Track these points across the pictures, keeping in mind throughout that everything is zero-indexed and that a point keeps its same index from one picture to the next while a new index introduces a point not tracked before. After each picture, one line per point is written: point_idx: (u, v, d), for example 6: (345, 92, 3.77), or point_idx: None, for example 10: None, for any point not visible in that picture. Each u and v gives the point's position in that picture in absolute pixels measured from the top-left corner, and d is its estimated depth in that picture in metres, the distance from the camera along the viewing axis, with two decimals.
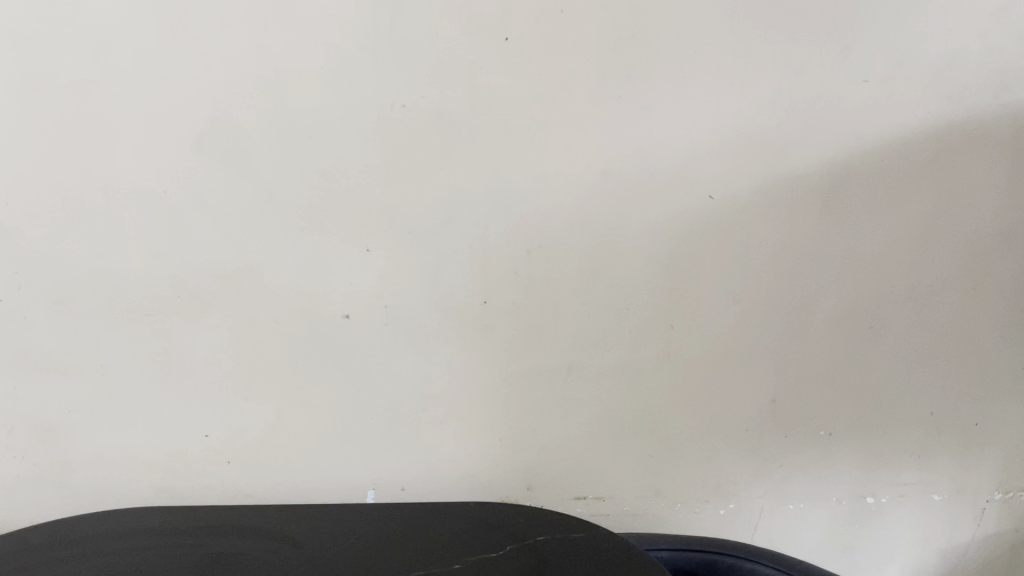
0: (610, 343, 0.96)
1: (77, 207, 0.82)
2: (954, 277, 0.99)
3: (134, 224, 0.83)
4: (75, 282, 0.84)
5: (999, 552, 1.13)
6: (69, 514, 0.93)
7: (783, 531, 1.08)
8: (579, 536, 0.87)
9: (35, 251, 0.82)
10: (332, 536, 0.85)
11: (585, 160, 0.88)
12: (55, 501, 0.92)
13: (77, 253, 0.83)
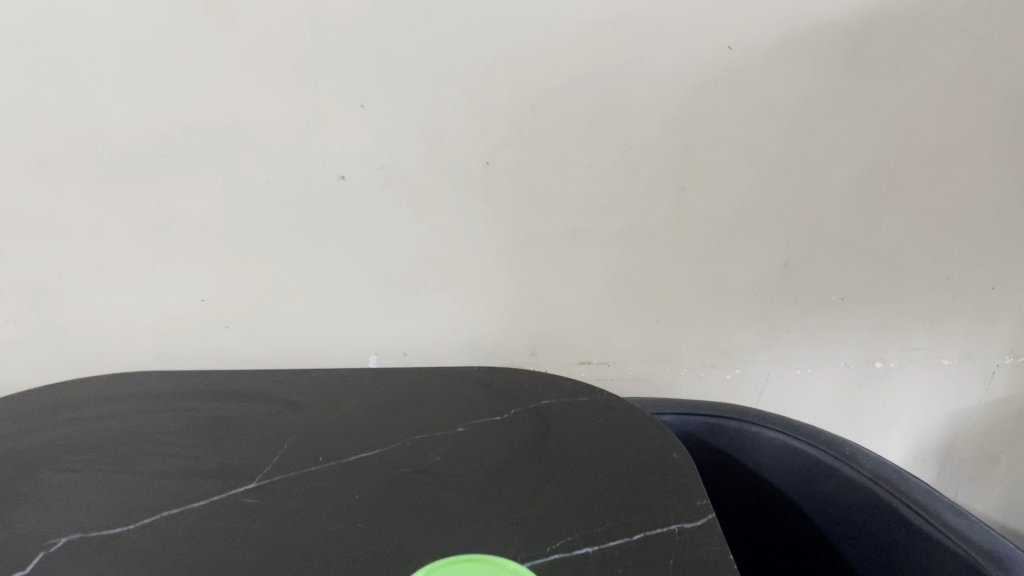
0: (618, 206, 0.93)
1: (48, 58, 0.76)
2: (984, 136, 0.94)
3: (111, 79, 0.78)
4: (53, 141, 0.80)
5: (1007, 415, 1.13)
6: (71, 374, 0.94)
7: (787, 394, 1.08)
8: (583, 400, 0.86)
9: (9, 106, 0.78)
10: (335, 399, 0.85)
11: (595, 9, 0.81)
12: (55, 362, 0.92)
13: (53, 110, 0.78)
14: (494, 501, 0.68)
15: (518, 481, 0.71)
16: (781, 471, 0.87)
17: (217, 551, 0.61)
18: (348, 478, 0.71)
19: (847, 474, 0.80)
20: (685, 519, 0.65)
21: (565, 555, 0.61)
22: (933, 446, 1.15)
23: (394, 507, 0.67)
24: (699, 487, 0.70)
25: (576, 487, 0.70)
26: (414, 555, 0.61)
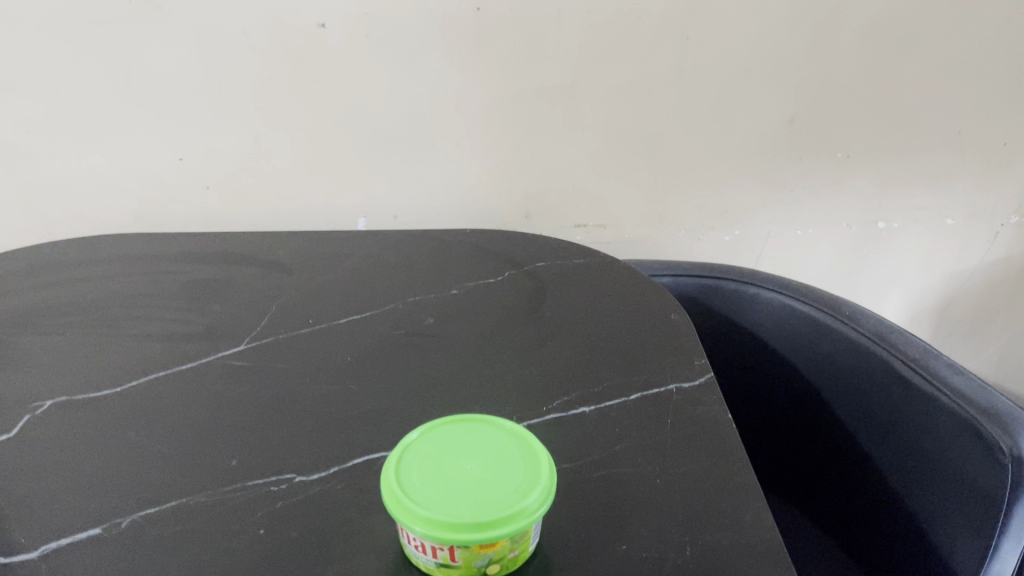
0: (616, 58, 0.88)
1: None
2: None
3: None
4: None
5: (1007, 277, 1.12)
6: (47, 238, 0.90)
7: (786, 255, 1.06)
8: (579, 262, 0.84)
9: None
10: (324, 262, 0.83)
11: None
12: (30, 226, 0.89)
13: None
14: (489, 363, 0.67)
15: (513, 343, 0.70)
16: (779, 332, 0.86)
17: (208, 415, 0.61)
18: (340, 341, 0.70)
19: (845, 334, 0.79)
20: (684, 379, 0.64)
21: (561, 415, 0.61)
22: (929, 307, 1.14)
23: (387, 370, 0.66)
24: (697, 347, 0.68)
25: (572, 348, 0.69)
26: (408, 417, 0.61)
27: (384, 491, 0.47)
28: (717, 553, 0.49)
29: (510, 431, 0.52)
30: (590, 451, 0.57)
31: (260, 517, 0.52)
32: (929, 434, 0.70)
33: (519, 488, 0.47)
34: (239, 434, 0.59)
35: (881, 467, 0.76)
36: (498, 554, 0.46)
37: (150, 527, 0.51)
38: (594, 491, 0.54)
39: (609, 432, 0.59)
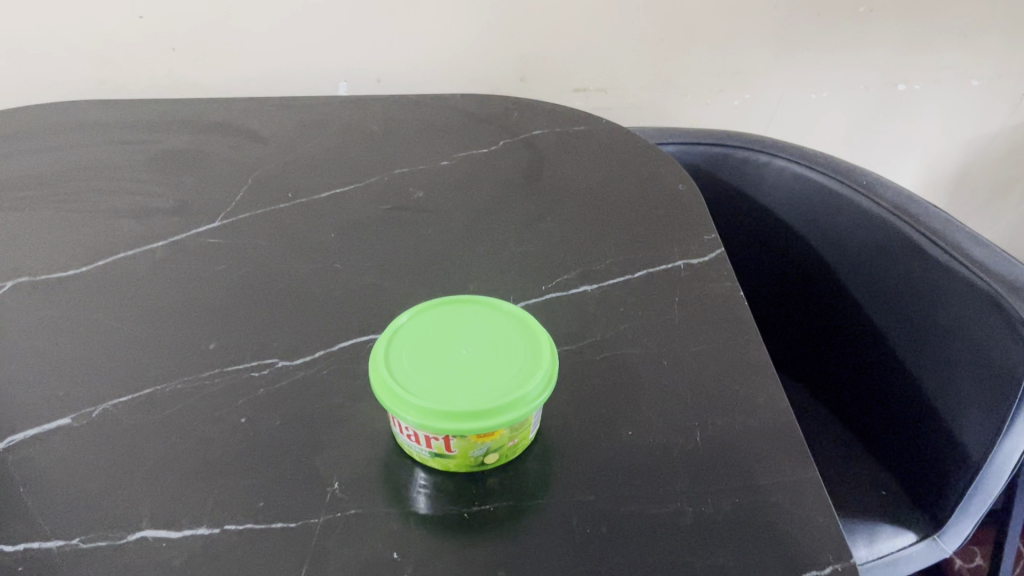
0: None
1: None
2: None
3: None
4: None
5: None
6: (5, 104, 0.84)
7: (796, 117, 1.00)
8: (580, 129, 0.78)
9: None
10: (303, 130, 0.77)
11: None
12: None
13: None
14: (483, 239, 0.63)
15: (509, 217, 0.65)
16: (791, 203, 0.81)
17: (183, 296, 0.57)
18: (322, 215, 0.65)
19: (863, 205, 0.74)
20: (693, 255, 0.60)
21: (562, 294, 0.57)
22: (943, 173, 1.09)
23: (373, 246, 0.62)
24: (707, 220, 0.64)
25: (572, 222, 0.64)
26: (398, 298, 0.57)
27: (373, 378, 0.43)
28: (727, 439, 0.46)
29: (509, 311, 0.48)
30: (592, 333, 0.53)
31: (241, 406, 0.49)
32: (948, 310, 0.67)
33: (519, 374, 0.43)
34: (216, 317, 0.55)
35: (896, 342, 0.73)
36: (498, 443, 0.44)
37: (123, 417, 0.48)
38: (598, 375, 0.51)
39: (613, 312, 0.55)
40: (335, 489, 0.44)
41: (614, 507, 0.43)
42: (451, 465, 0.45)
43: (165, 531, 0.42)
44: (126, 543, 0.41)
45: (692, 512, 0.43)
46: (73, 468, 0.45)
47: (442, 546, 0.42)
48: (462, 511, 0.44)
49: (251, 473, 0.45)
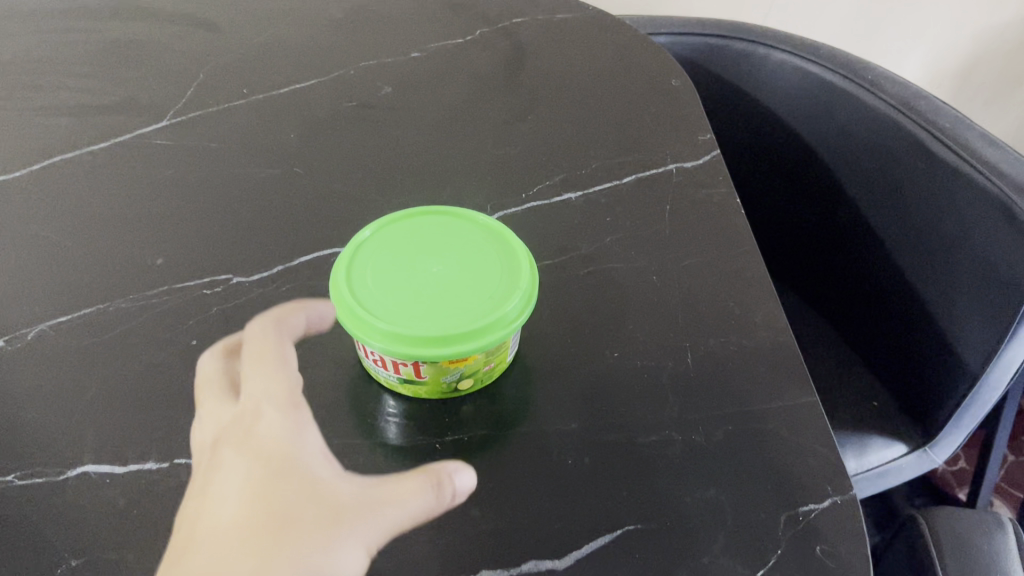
0: None
1: None
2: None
3: None
4: None
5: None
6: None
7: (796, 4, 0.93)
8: (565, 16, 0.71)
9: None
10: (260, 17, 0.70)
11: None
12: None
13: None
14: (458, 141, 0.57)
15: (487, 116, 0.59)
16: (789, 100, 0.75)
17: (128, 204, 0.52)
18: (282, 113, 0.59)
19: (867, 102, 0.69)
20: (685, 158, 0.55)
21: (544, 203, 0.52)
22: (950, 62, 1.02)
23: (337, 149, 0.56)
24: (702, 118, 0.58)
25: (555, 122, 0.59)
26: (364, 208, 0.52)
27: (333, 296, 0.39)
28: (721, 363, 0.43)
29: (486, 224, 0.43)
30: (575, 246, 0.49)
31: (193, 326, 0.45)
32: (955, 216, 0.62)
33: (494, 294, 0.39)
34: (165, 228, 0.50)
35: (895, 249, 0.69)
36: (472, 370, 0.40)
37: (62, 340, 0.44)
38: (581, 292, 0.47)
39: (599, 223, 0.51)
40: None
41: (597, 437, 0.40)
42: (420, 392, 0.41)
43: (108, 466, 0.38)
44: (65, 479, 0.38)
45: (682, 441, 0.40)
46: (7, 395, 0.41)
47: None
48: (434, 442, 0.40)
49: None
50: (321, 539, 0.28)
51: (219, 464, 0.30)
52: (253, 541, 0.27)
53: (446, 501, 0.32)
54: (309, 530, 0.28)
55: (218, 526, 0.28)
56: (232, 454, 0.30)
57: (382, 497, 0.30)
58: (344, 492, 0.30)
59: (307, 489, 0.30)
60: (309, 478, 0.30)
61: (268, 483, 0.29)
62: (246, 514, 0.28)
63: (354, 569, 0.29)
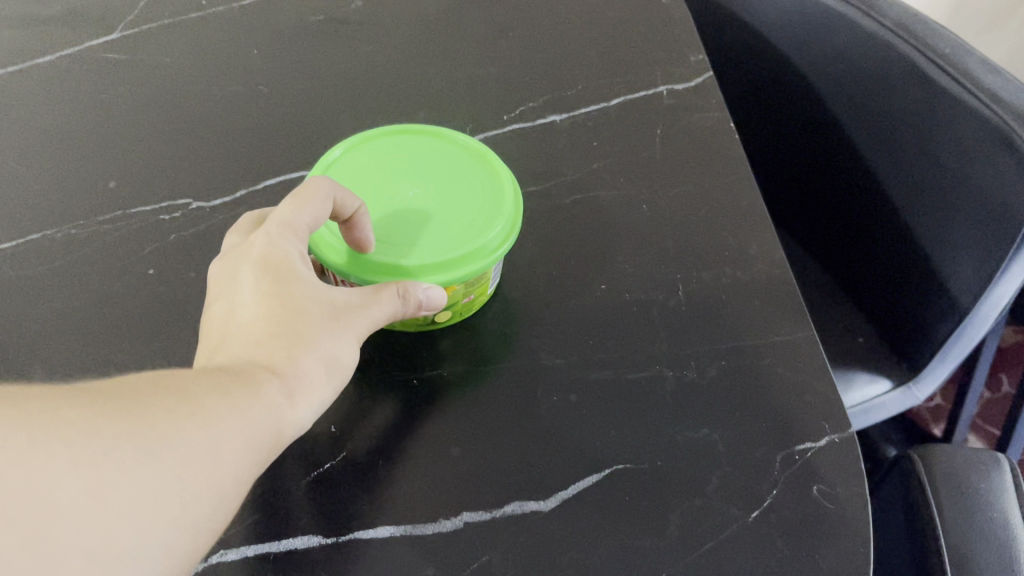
0: None
1: None
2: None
3: None
4: None
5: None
6: None
7: None
8: None
9: None
10: None
11: None
12: None
13: None
14: (434, 60, 0.54)
15: (465, 34, 0.55)
16: (778, 23, 0.71)
17: (78, 120, 0.48)
18: (243, 27, 0.55)
19: (860, 25, 0.64)
20: (677, 80, 0.51)
21: (527, 125, 0.49)
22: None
23: (304, 67, 0.52)
24: (695, 37, 0.54)
25: (539, 41, 0.55)
26: (334, 130, 0.48)
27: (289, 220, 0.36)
28: (715, 296, 0.41)
29: (460, 142, 0.40)
30: (561, 171, 0.46)
31: (150, 253, 0.41)
32: (951, 147, 0.60)
33: (474, 219, 0.37)
34: (118, 149, 0.46)
35: (886, 180, 0.67)
36: (451, 302, 0.37)
37: (7, 268, 0.40)
38: (567, 220, 0.44)
39: (586, 148, 0.48)
40: None
41: (584, 372, 0.38)
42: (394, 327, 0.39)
43: None
44: None
45: (674, 377, 0.37)
46: None
47: (387, 416, 0.36)
48: (409, 377, 0.38)
49: (162, 331, 0.38)
50: (328, 333, 0.31)
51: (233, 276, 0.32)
52: (277, 330, 0.30)
53: (412, 305, 0.34)
54: (318, 325, 0.31)
55: (243, 321, 0.31)
56: (247, 260, 0.32)
57: (368, 297, 0.33)
58: (340, 295, 0.32)
59: (312, 289, 0.32)
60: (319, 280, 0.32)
61: (282, 285, 0.31)
62: (267, 309, 0.31)
63: (355, 359, 0.32)
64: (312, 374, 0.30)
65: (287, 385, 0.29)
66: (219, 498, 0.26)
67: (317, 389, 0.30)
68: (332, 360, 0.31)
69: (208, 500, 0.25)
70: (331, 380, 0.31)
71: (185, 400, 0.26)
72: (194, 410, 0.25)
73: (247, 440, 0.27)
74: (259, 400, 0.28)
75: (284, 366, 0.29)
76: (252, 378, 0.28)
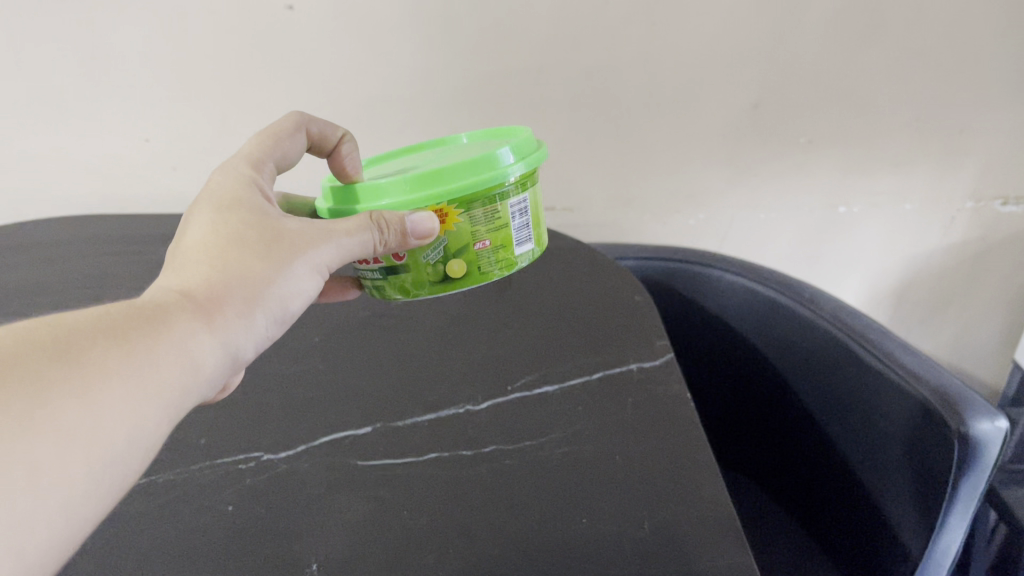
0: (583, 44, 0.88)
1: None
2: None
3: None
4: None
5: (978, 260, 1.06)
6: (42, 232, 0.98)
7: (743, 235, 1.06)
8: (545, 245, 0.87)
9: None
10: None
11: None
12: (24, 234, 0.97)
13: None
14: (453, 348, 0.70)
15: (475, 332, 0.72)
16: (744, 316, 0.87)
17: None
18: (309, 322, 0.75)
19: (808, 319, 0.79)
20: (644, 359, 0.65)
21: (526, 393, 0.62)
22: (887, 286, 1.11)
23: (355, 353, 0.70)
24: (660, 326, 0.69)
25: (539, 334, 0.70)
26: (373, 404, 0.62)
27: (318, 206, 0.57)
28: (676, 525, 0.49)
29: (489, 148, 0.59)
30: (553, 430, 0.58)
31: (230, 495, 0.54)
32: (888, 417, 0.71)
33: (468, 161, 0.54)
34: (214, 414, 0.62)
35: (843, 445, 0.78)
36: (461, 242, 0.54)
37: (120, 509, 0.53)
38: (558, 469, 0.54)
39: (572, 412, 0.60)
40: (313, 568, 0.48)
41: None
42: (428, 279, 0.56)
43: None
44: None
45: None
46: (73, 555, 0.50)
47: None
48: None
49: (235, 557, 0.49)
50: (254, 267, 0.46)
51: (200, 218, 0.49)
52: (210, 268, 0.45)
53: (391, 220, 0.51)
54: (244, 263, 0.46)
55: (192, 258, 0.46)
56: (213, 207, 0.50)
57: (298, 228, 0.50)
58: (280, 229, 0.49)
59: (251, 232, 0.48)
60: (259, 216, 0.49)
61: (227, 229, 0.47)
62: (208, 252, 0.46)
63: (278, 279, 0.47)
64: (230, 303, 0.44)
65: (203, 314, 0.42)
66: (117, 455, 0.34)
67: (231, 314, 0.44)
68: (257, 283, 0.46)
69: (110, 452, 0.34)
70: (250, 305, 0.45)
71: (108, 354, 0.35)
72: (113, 367, 0.35)
73: (152, 389, 0.37)
74: (173, 333, 0.39)
75: (205, 297, 0.43)
76: (179, 309, 0.41)
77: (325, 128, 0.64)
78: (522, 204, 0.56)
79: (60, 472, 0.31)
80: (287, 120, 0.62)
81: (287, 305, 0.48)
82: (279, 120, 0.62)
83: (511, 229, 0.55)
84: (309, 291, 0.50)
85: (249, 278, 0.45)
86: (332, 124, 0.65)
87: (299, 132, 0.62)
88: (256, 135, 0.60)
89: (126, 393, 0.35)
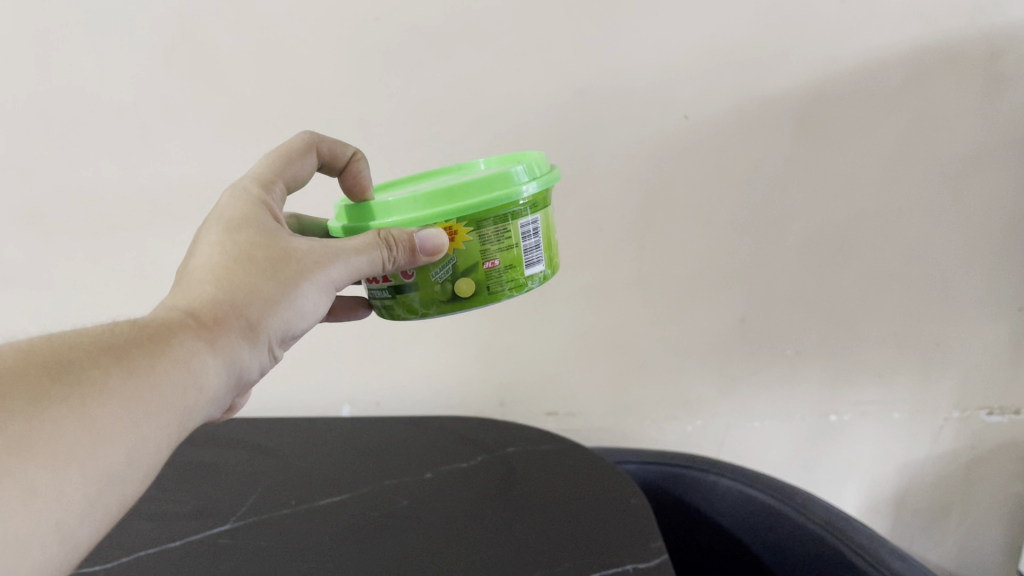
0: (583, 267, 0.97)
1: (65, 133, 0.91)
2: (942, 172, 0.89)
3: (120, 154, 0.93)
4: (80, 206, 0.96)
5: (970, 468, 1.09)
6: None
7: (740, 439, 1.10)
8: (546, 448, 0.92)
9: (52, 181, 0.94)
10: (318, 459, 0.93)
11: (544, 82, 0.86)
12: None
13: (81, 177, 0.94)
14: (456, 546, 0.73)
15: (477, 530, 0.75)
16: (738, 518, 0.89)
17: None
18: (318, 520, 0.79)
19: (802, 523, 0.82)
20: (639, 559, 0.68)
21: None
22: (886, 493, 1.13)
23: (361, 549, 0.73)
24: (653, 529, 0.72)
25: (538, 533, 0.73)
26: None
27: (334, 224, 0.67)
28: None
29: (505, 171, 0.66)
30: None
31: None
32: None
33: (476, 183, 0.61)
34: None
35: None
36: (470, 260, 0.61)
37: None
38: None
39: None
40: None
41: None
42: (438, 294, 0.63)
43: None
44: None
45: None
46: None
47: None
48: None
49: None
50: (259, 289, 0.53)
51: (212, 236, 0.56)
52: (217, 292, 0.52)
53: (400, 235, 0.59)
54: (250, 286, 0.53)
55: (202, 279, 0.53)
56: (223, 224, 0.57)
57: (305, 247, 0.57)
58: (287, 249, 0.56)
59: (258, 254, 0.55)
60: (268, 235, 0.56)
61: (235, 250, 0.55)
62: (215, 275, 0.53)
63: (283, 299, 0.54)
64: (234, 324, 0.51)
65: (207, 335, 0.49)
66: (118, 474, 0.41)
67: (235, 332, 0.51)
68: (264, 302, 0.53)
69: (112, 469, 0.41)
70: (252, 326, 0.52)
71: (116, 376, 0.42)
72: (119, 388, 0.42)
73: (153, 406, 0.43)
74: (176, 353, 0.46)
75: (210, 321, 0.50)
76: (185, 331, 0.48)
77: (335, 147, 0.72)
78: (532, 225, 0.63)
79: (56, 487, 0.38)
80: (300, 139, 0.70)
81: (293, 324, 0.55)
82: (292, 139, 0.70)
83: (521, 250, 0.63)
84: (318, 307, 0.57)
85: (256, 296, 0.53)
86: (341, 142, 0.73)
87: (310, 152, 0.70)
88: (268, 155, 0.68)
89: (129, 412, 0.42)
